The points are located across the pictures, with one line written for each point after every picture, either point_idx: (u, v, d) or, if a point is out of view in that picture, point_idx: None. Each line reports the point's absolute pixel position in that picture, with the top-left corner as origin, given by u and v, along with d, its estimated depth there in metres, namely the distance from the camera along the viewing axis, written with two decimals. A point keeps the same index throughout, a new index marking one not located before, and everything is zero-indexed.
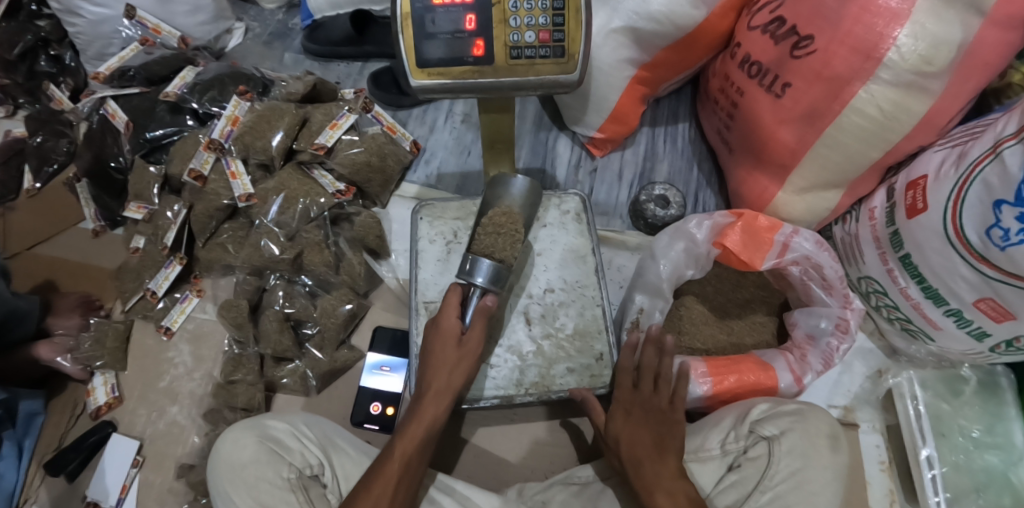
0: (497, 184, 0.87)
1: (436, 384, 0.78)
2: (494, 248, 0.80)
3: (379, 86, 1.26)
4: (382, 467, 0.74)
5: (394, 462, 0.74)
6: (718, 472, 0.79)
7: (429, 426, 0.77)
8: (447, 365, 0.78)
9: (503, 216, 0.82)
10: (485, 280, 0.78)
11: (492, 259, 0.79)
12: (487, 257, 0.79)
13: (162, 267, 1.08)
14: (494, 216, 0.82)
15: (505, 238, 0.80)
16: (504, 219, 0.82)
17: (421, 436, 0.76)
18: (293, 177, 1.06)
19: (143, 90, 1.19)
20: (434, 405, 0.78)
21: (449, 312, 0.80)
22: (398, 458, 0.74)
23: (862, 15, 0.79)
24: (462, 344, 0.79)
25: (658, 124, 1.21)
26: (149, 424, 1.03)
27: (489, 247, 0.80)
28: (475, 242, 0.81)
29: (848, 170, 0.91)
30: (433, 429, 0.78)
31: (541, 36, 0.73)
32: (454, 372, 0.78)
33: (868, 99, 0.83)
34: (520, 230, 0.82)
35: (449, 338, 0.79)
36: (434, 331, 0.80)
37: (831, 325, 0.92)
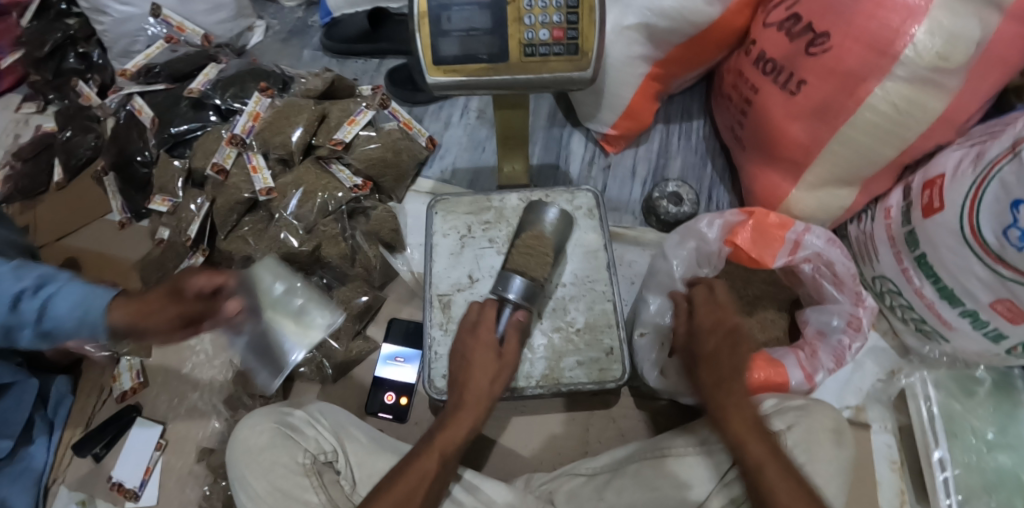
0: (531, 211, 0.93)
1: (477, 387, 0.80)
2: (528, 268, 0.85)
3: (396, 83, 1.28)
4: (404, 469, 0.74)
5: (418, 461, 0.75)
6: (724, 465, 0.78)
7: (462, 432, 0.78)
8: (488, 374, 0.80)
9: (532, 236, 0.89)
10: (519, 297, 0.83)
11: (525, 277, 0.84)
12: (521, 275, 0.84)
13: (185, 257, 1.12)
14: (525, 240, 0.88)
15: (537, 258, 0.86)
16: (535, 242, 0.88)
17: (457, 440, 0.78)
18: (311, 172, 1.09)
19: (168, 86, 1.24)
20: (471, 409, 0.79)
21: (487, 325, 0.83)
22: (427, 457, 0.75)
23: (877, 12, 0.79)
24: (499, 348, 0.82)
25: (672, 121, 1.21)
26: (171, 408, 1.06)
27: (523, 266, 0.85)
28: (510, 262, 0.87)
29: (861, 167, 0.91)
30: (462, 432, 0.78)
31: (554, 33, 0.74)
32: (494, 382, 0.80)
33: (882, 96, 0.83)
34: (550, 253, 0.88)
35: (489, 349, 0.81)
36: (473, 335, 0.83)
37: (841, 322, 0.92)
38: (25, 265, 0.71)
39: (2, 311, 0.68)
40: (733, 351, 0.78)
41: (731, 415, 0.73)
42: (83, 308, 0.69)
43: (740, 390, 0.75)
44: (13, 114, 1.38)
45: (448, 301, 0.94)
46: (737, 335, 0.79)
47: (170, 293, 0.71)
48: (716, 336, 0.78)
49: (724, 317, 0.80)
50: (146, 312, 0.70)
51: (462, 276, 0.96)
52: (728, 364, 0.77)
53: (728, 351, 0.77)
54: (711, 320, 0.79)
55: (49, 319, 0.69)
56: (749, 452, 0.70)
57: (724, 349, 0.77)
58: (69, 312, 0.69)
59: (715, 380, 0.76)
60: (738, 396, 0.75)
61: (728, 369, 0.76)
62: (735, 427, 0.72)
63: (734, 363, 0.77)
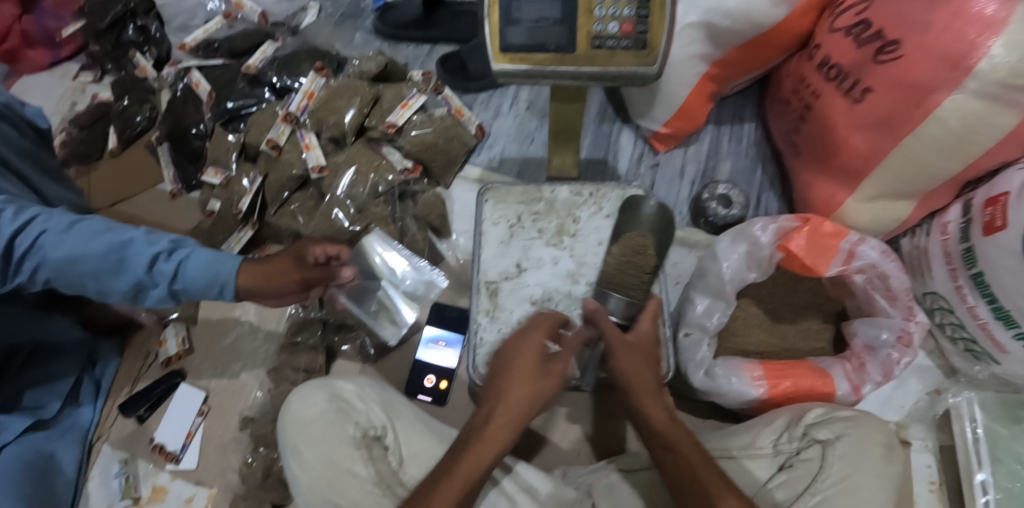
0: (628, 210, 0.96)
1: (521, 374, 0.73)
2: (628, 282, 0.91)
3: (446, 69, 1.28)
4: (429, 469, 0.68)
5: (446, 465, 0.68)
6: (768, 470, 0.80)
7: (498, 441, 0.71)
8: (524, 379, 0.73)
9: (632, 248, 0.93)
10: (621, 315, 0.89)
11: (627, 291, 0.90)
12: (624, 290, 0.91)
13: (235, 231, 1.13)
14: (626, 247, 0.93)
15: (637, 269, 0.91)
16: (635, 250, 0.93)
17: (491, 447, 0.70)
18: (364, 152, 1.10)
19: (226, 62, 1.27)
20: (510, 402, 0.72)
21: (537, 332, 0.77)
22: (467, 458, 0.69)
23: (953, 22, 0.77)
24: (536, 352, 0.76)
25: (724, 123, 1.20)
26: (214, 377, 1.09)
27: (626, 280, 0.91)
28: (608, 273, 0.93)
29: (922, 181, 0.89)
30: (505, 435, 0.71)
31: (624, 27, 0.74)
32: (529, 388, 0.72)
33: (951, 109, 0.80)
34: (650, 261, 0.92)
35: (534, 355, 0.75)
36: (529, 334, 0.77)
37: (892, 336, 0.90)
38: (157, 232, 0.81)
39: (140, 272, 0.77)
40: (651, 348, 0.79)
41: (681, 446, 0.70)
42: (212, 272, 0.80)
43: (655, 384, 0.75)
44: (70, 83, 1.40)
45: (495, 288, 0.95)
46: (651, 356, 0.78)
47: (295, 259, 0.85)
48: (648, 332, 0.79)
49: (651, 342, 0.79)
50: (272, 276, 0.83)
51: (510, 265, 0.97)
52: (625, 356, 0.76)
53: (642, 346, 0.78)
54: (653, 317, 0.81)
55: (181, 279, 0.79)
56: (706, 485, 0.67)
57: (643, 377, 0.76)
58: (201, 275, 0.79)
59: (627, 370, 0.76)
60: (649, 389, 0.75)
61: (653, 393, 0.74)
62: (654, 425, 0.72)
63: (640, 355, 0.77)
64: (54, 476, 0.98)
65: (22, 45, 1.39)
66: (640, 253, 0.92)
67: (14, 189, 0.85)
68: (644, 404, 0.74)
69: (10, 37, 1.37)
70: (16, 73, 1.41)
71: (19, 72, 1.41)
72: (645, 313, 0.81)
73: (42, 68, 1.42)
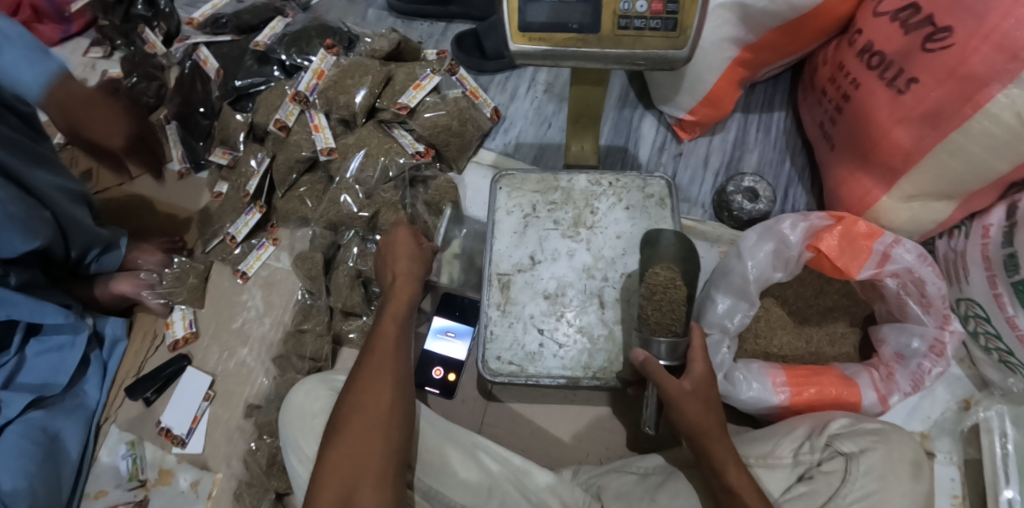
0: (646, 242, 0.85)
1: (366, 404, 0.70)
2: (668, 323, 0.79)
3: (463, 49, 1.24)
4: (342, 418, 0.70)
5: (357, 416, 0.70)
6: (788, 481, 0.77)
7: (406, 405, 0.72)
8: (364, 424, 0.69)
9: (661, 284, 0.80)
10: (671, 359, 0.77)
11: (673, 333, 0.79)
12: (670, 332, 0.79)
13: (242, 213, 1.10)
14: (654, 282, 0.81)
15: (670, 303, 0.79)
16: (663, 279, 0.80)
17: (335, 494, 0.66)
18: (374, 134, 1.06)
19: (234, 38, 1.23)
20: (391, 349, 0.75)
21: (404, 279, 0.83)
22: (378, 411, 0.70)
23: (1015, 9, 0.70)
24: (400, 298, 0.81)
25: (752, 111, 1.14)
26: (220, 362, 1.07)
27: (667, 321, 0.79)
28: (645, 320, 0.81)
29: (967, 181, 0.83)
30: (410, 395, 0.73)
31: (654, 6, 0.68)
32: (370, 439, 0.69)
33: (1006, 105, 0.74)
34: (680, 286, 0.80)
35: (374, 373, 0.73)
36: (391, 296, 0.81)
37: (924, 345, 0.86)
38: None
39: None
40: (709, 390, 0.74)
41: (739, 492, 0.70)
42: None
43: (720, 426, 0.73)
44: (81, 58, 1.36)
45: (507, 281, 0.92)
46: (712, 395, 0.74)
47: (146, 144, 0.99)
48: (703, 375, 0.74)
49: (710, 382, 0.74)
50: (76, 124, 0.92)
51: (523, 257, 0.93)
52: (689, 404, 0.72)
53: (703, 390, 0.73)
54: (704, 357, 0.75)
55: None
56: None
57: (710, 419, 0.72)
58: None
59: (692, 419, 0.72)
60: (715, 432, 0.72)
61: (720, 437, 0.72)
62: (717, 465, 0.71)
63: (701, 401, 0.73)
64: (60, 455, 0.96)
65: (31, 19, 1.35)
66: (670, 287, 0.80)
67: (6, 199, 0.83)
68: (710, 448, 0.72)
69: (19, 11, 1.33)
70: None
71: None
72: (695, 353, 0.75)
73: (52, 44, 1.38)
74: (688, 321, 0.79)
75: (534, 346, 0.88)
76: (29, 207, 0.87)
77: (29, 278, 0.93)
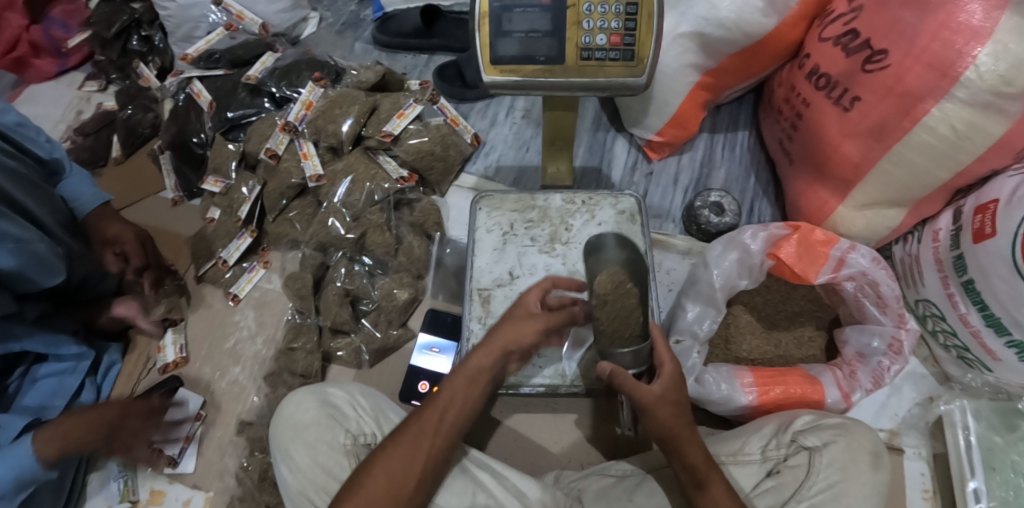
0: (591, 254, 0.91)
1: (409, 474, 0.71)
2: (625, 329, 0.82)
3: (445, 79, 1.30)
4: (365, 478, 0.71)
5: (382, 484, 0.70)
6: (757, 476, 0.80)
7: (430, 480, 0.73)
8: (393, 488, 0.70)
9: (611, 291, 0.84)
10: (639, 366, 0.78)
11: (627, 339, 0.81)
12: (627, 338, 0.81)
13: (235, 237, 1.15)
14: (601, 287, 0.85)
15: (619, 308, 0.83)
16: (609, 285, 0.84)
17: None
18: (361, 160, 1.11)
19: (227, 72, 1.29)
20: (447, 420, 0.74)
21: (486, 350, 0.77)
22: (400, 484, 0.71)
23: (940, 32, 0.78)
24: (469, 373, 0.76)
25: (718, 131, 1.21)
26: (213, 381, 1.10)
27: (619, 327, 0.82)
28: (602, 329, 0.83)
29: (913, 189, 0.90)
30: (439, 469, 0.74)
31: (613, 39, 0.74)
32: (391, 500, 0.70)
33: (941, 118, 0.81)
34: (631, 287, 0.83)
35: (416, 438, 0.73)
36: (465, 364, 0.77)
37: (883, 344, 0.91)
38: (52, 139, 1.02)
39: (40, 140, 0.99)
40: (676, 391, 0.75)
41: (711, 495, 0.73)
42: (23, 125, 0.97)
43: (690, 428, 0.75)
44: (76, 91, 1.42)
45: (488, 296, 0.96)
46: (681, 397, 0.74)
47: None
48: (672, 374, 0.75)
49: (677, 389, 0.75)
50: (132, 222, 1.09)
51: (503, 272, 0.98)
52: (661, 410, 0.73)
53: (672, 394, 0.74)
54: (670, 356, 0.76)
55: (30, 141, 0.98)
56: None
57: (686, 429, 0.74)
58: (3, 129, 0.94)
59: (664, 424, 0.73)
60: (690, 434, 0.74)
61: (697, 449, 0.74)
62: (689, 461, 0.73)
63: (673, 405, 0.74)
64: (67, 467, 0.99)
65: (29, 54, 1.41)
66: (620, 291, 0.83)
67: (28, 235, 0.89)
68: (685, 451, 0.73)
69: (18, 46, 1.40)
70: (24, 83, 1.44)
71: (27, 81, 1.44)
72: (661, 353, 0.76)
73: (48, 77, 1.44)
74: (645, 322, 0.81)
75: None
76: (51, 246, 0.94)
77: (40, 312, 1.00)
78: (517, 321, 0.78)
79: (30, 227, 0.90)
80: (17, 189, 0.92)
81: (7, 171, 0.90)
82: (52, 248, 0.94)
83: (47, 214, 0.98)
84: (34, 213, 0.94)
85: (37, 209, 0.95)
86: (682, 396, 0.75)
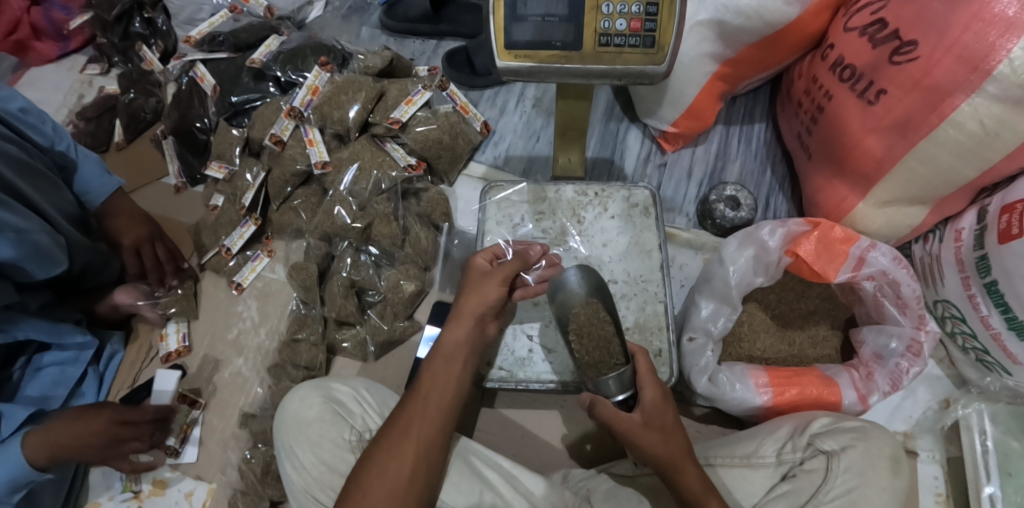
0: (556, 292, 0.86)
1: (406, 468, 0.68)
2: (607, 357, 0.79)
3: (453, 66, 1.27)
4: (362, 477, 0.68)
5: (379, 481, 0.67)
6: (771, 480, 0.78)
7: (429, 472, 0.70)
8: (390, 487, 0.67)
9: (585, 324, 0.82)
10: (624, 391, 0.74)
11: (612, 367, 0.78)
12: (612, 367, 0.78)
13: (238, 225, 1.13)
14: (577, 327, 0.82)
15: (599, 339, 0.80)
16: (583, 316, 0.82)
17: None
18: (367, 149, 1.09)
19: (230, 55, 1.25)
20: (433, 408, 0.72)
21: (460, 323, 0.76)
22: (398, 479, 0.68)
23: (972, 24, 0.75)
24: (447, 352, 0.75)
25: (733, 123, 1.18)
26: (216, 372, 1.08)
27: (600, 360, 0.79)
28: (580, 359, 0.82)
29: (937, 187, 0.87)
30: (436, 460, 0.71)
31: (632, 24, 0.71)
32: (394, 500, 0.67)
33: (970, 113, 0.78)
34: (601, 310, 0.82)
35: (407, 432, 0.70)
36: (435, 354, 0.75)
37: (901, 346, 0.89)
38: (60, 129, 0.99)
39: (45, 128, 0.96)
40: (665, 416, 0.72)
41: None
42: (27, 109, 0.94)
43: (684, 452, 0.72)
44: (78, 75, 1.39)
45: None
46: (669, 423, 0.72)
47: None
48: (654, 403, 0.72)
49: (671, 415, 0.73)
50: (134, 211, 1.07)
51: None
52: (646, 437, 0.71)
53: (658, 420, 0.71)
54: (652, 381, 0.73)
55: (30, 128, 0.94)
56: None
57: (682, 455, 0.71)
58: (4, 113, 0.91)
59: (652, 450, 0.71)
60: (682, 456, 0.71)
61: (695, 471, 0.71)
62: (685, 490, 0.70)
63: (658, 431, 0.71)
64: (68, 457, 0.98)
65: (29, 36, 1.38)
66: (595, 321, 0.81)
67: (27, 224, 0.86)
68: (679, 478, 0.70)
69: (18, 28, 1.37)
70: (25, 66, 1.41)
71: (28, 64, 1.41)
72: (643, 380, 0.73)
73: (49, 60, 1.41)
74: (624, 348, 0.78)
75: (524, 351, 0.90)
76: (53, 235, 0.91)
77: (42, 302, 0.98)
78: (476, 286, 0.78)
79: (31, 216, 0.88)
80: (19, 179, 0.89)
81: (6, 158, 0.87)
82: (54, 238, 0.92)
83: (50, 203, 0.96)
84: (37, 203, 0.92)
85: (39, 200, 0.92)
86: (673, 421, 0.73)
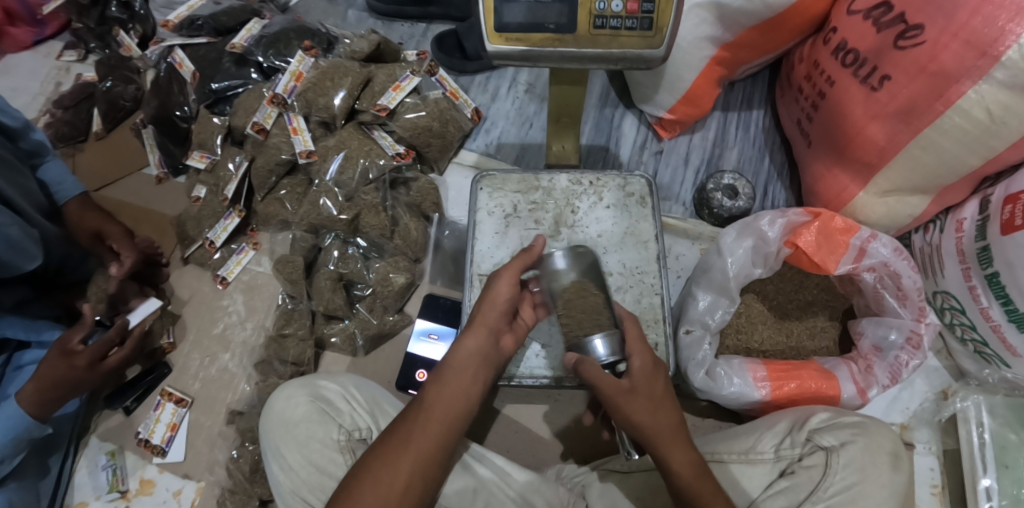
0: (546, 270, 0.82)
1: (400, 479, 0.66)
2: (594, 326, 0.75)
3: (443, 50, 1.23)
4: (354, 488, 0.66)
5: (371, 493, 0.65)
6: (769, 476, 0.77)
7: (424, 486, 0.67)
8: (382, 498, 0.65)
9: (576, 296, 0.78)
10: (613, 354, 0.71)
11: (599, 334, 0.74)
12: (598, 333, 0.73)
13: (222, 217, 1.09)
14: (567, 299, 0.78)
15: (583, 313, 0.76)
16: (573, 294, 0.78)
17: None
18: (354, 136, 1.05)
19: (211, 40, 1.22)
20: (437, 417, 0.68)
21: (475, 333, 0.71)
22: (390, 492, 0.65)
23: (981, 7, 0.72)
24: (459, 360, 0.70)
25: (731, 109, 1.15)
26: (202, 369, 1.05)
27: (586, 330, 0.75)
28: (568, 331, 0.76)
29: (940, 176, 0.85)
30: (434, 471, 0.68)
31: (629, 6, 0.67)
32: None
33: (976, 100, 0.76)
34: (591, 290, 0.79)
35: (402, 441, 0.67)
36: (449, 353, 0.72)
37: (900, 338, 0.87)
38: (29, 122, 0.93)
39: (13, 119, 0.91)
40: (654, 383, 0.68)
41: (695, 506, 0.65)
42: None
43: (675, 428, 0.67)
44: (54, 62, 1.34)
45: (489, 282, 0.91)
46: (659, 394, 0.68)
47: None
48: (643, 368, 0.68)
49: (664, 384, 0.69)
50: None
51: (504, 257, 0.92)
52: (631, 403, 0.67)
53: (645, 386, 0.68)
54: (642, 349, 0.70)
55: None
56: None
57: (666, 437, 0.66)
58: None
59: (640, 421, 0.67)
60: (674, 431, 0.67)
61: (686, 455, 0.66)
62: (677, 481, 0.66)
63: (648, 399, 0.67)
64: (52, 453, 0.95)
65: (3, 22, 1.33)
66: (585, 296, 0.78)
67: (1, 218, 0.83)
68: (669, 454, 0.66)
69: None
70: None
71: (3, 51, 1.36)
72: (632, 346, 0.70)
73: (24, 47, 1.36)
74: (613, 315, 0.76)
75: None
76: (26, 228, 0.88)
77: (18, 298, 0.95)
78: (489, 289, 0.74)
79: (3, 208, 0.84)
80: None
81: None
82: (27, 231, 0.88)
83: (22, 195, 0.92)
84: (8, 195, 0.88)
85: (13, 194, 0.89)
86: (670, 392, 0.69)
